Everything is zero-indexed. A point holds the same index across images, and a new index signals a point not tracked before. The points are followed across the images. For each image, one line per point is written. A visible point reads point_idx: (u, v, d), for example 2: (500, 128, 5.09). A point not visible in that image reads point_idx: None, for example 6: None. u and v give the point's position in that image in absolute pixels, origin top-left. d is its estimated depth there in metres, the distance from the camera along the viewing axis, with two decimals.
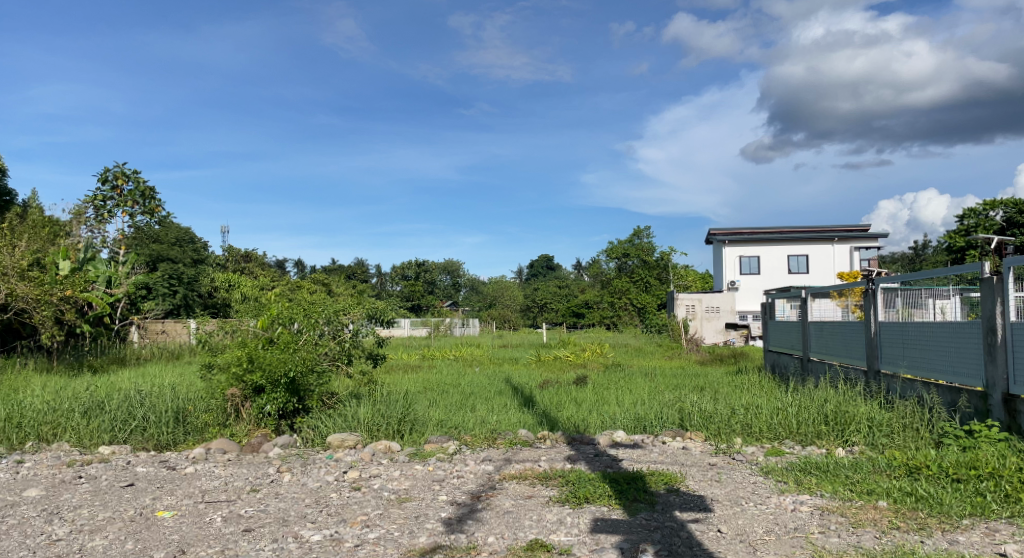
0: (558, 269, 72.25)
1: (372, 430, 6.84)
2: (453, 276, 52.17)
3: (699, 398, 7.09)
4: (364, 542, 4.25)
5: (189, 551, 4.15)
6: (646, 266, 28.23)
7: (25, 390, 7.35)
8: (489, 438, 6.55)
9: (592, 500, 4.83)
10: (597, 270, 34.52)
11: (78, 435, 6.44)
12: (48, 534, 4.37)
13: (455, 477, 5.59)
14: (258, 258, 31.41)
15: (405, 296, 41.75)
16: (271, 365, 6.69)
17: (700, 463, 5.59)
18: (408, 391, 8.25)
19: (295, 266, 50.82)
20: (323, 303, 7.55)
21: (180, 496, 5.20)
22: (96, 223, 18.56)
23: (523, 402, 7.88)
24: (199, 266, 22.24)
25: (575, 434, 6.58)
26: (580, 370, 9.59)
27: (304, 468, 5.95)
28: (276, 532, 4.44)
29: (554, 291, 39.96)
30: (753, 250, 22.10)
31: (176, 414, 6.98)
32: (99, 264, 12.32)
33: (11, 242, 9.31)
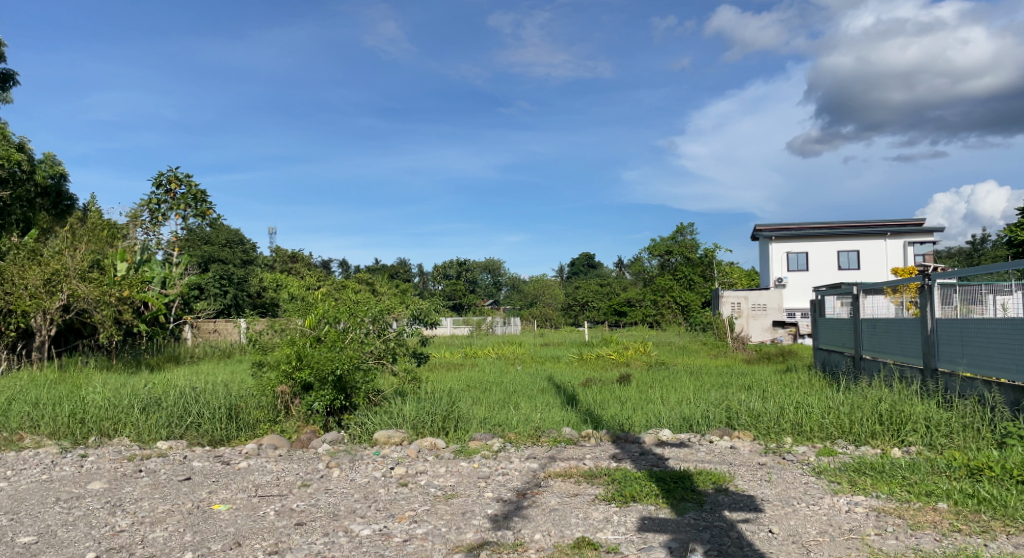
0: (599, 267, 71.77)
1: (418, 427, 6.92)
2: (495, 275, 52.34)
3: (748, 396, 6.99)
4: (412, 538, 4.32)
5: (244, 543, 4.27)
6: (690, 264, 27.84)
7: (87, 387, 7.64)
8: (533, 436, 6.56)
9: (638, 499, 4.80)
10: (638, 269, 34.21)
11: (138, 430, 6.66)
12: (111, 526, 4.55)
13: (501, 474, 5.63)
14: (305, 259, 32.07)
15: (446, 296, 42.03)
16: (319, 363, 6.86)
17: (749, 462, 5.51)
18: (452, 389, 8.31)
19: (338, 267, 51.63)
20: (369, 302, 7.67)
21: (235, 490, 5.35)
22: (152, 225, 19.21)
23: (566, 400, 7.87)
24: (248, 266, 22.81)
25: (620, 433, 6.55)
26: (624, 369, 9.52)
27: (352, 463, 6.06)
28: (327, 527, 4.54)
29: (595, 289, 39.63)
30: (799, 246, 21.63)
31: (229, 410, 7.18)
32: (154, 266, 12.74)
33: (73, 244, 9.69)
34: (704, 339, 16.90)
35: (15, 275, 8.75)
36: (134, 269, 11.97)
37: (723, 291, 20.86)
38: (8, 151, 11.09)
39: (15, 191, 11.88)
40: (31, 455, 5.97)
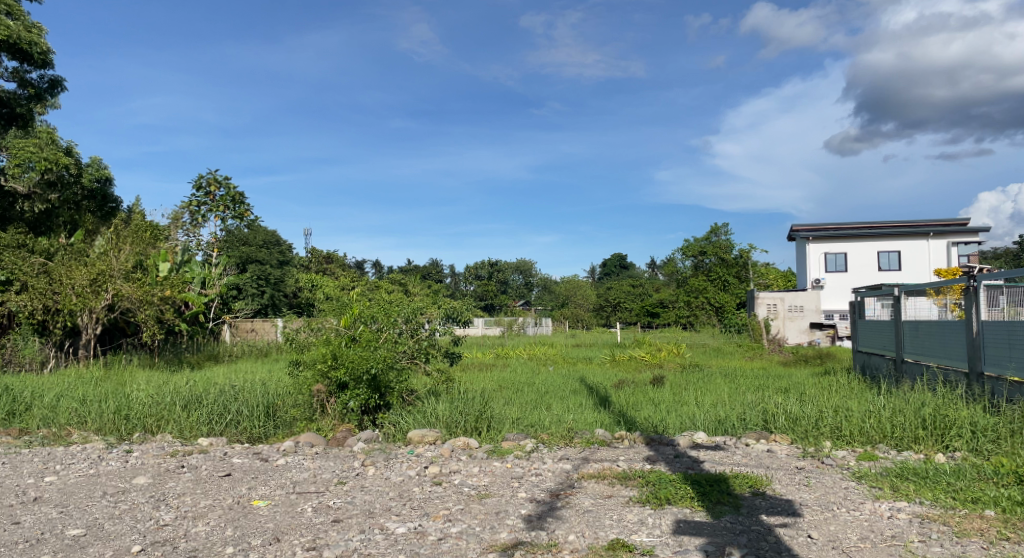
0: (631, 268, 71.31)
1: (451, 427, 6.97)
2: (526, 276, 52.33)
3: (785, 399, 6.90)
4: (446, 536, 4.35)
5: (283, 539, 4.35)
6: (724, 265, 27.50)
7: (131, 384, 7.86)
8: (566, 437, 6.56)
9: (673, 502, 4.77)
10: (671, 270, 33.90)
11: (180, 427, 6.82)
12: (156, 520, 4.67)
13: (534, 475, 5.64)
14: (339, 260, 32.48)
15: (478, 296, 42.23)
16: (353, 362, 6.95)
17: (787, 466, 5.43)
18: (484, 389, 8.35)
19: (372, 268, 52.21)
20: (402, 302, 7.73)
21: (273, 486, 5.45)
22: (192, 226, 19.65)
23: (598, 402, 7.85)
24: (285, 267, 23.21)
25: (654, 435, 6.50)
26: (657, 370, 9.45)
27: (387, 462, 6.13)
28: (363, 524, 4.59)
29: (627, 290, 39.33)
30: (837, 246, 21.21)
31: (267, 408, 7.33)
32: (194, 267, 13.04)
33: (119, 245, 9.94)
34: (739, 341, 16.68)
35: (62, 275, 9.03)
36: (175, 270, 12.26)
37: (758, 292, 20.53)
38: (56, 156, 11.51)
39: (63, 194, 12.18)
40: (79, 450, 6.14)
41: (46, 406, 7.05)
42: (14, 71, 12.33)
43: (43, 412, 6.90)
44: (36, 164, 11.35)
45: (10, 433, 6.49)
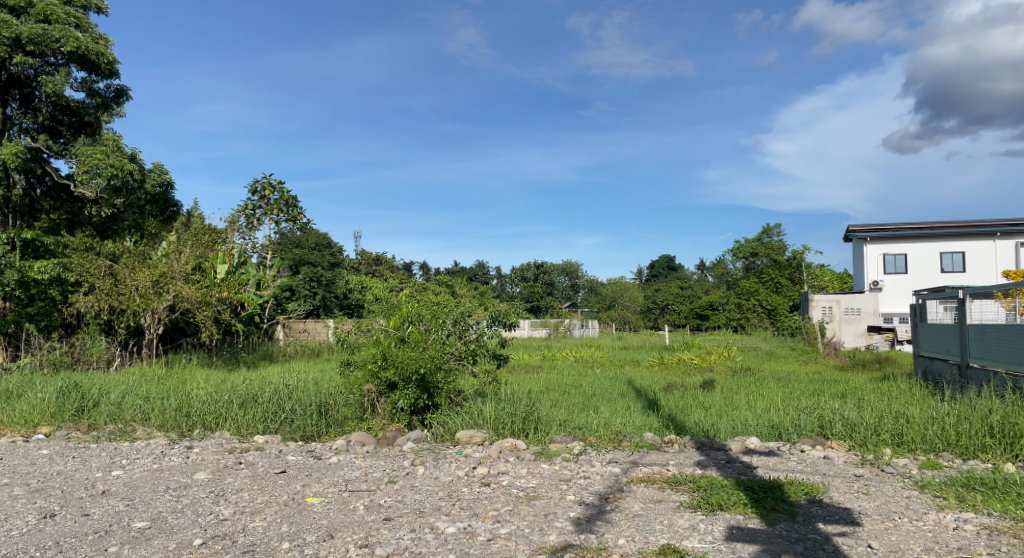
0: (679, 270, 70.28)
1: (498, 428, 7.01)
2: (572, 276, 52.11)
3: (841, 405, 6.72)
4: (496, 537, 4.38)
5: (337, 536, 4.44)
6: (777, 266, 26.91)
7: (191, 383, 8.13)
8: (614, 440, 6.51)
9: (726, 508, 4.69)
10: (721, 271, 33.30)
11: (237, 425, 7.03)
12: (215, 514, 4.82)
13: (582, 478, 5.61)
14: (387, 261, 32.95)
15: (524, 298, 42.35)
16: (403, 363, 7.05)
17: (845, 474, 5.27)
18: (531, 391, 8.36)
19: (420, 270, 52.91)
20: (450, 303, 7.82)
21: (327, 484, 5.58)
22: (247, 229, 20.20)
23: (647, 405, 7.76)
24: (335, 269, 23.71)
25: (704, 440, 6.40)
26: (708, 374, 9.30)
27: (436, 462, 6.20)
28: (414, 523, 4.65)
29: (676, 291, 38.82)
30: (897, 247, 20.50)
31: (318, 407, 7.53)
32: (250, 269, 13.43)
33: (181, 247, 10.28)
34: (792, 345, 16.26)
35: (127, 277, 9.42)
36: (232, 271, 12.63)
37: (813, 295, 19.98)
38: (122, 162, 12.05)
39: (128, 199, 12.60)
40: (143, 446, 6.39)
41: (112, 402, 7.34)
42: (83, 82, 12.89)
43: (109, 409, 7.19)
44: (102, 170, 11.92)
45: (80, 429, 6.78)
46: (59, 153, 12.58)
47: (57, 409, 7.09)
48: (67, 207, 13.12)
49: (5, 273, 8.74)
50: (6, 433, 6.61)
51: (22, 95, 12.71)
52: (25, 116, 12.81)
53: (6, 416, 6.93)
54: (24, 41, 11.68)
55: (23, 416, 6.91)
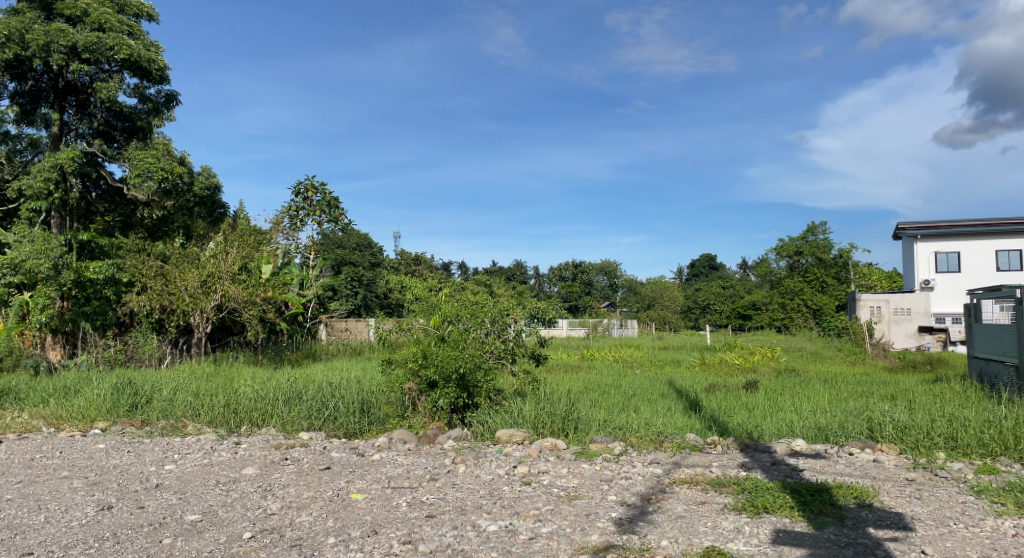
0: (720, 269, 69.19)
1: (538, 427, 7.02)
2: (611, 276, 51.65)
3: (890, 407, 6.54)
4: (537, 536, 4.39)
5: (380, 532, 4.50)
6: (822, 265, 26.33)
7: (239, 380, 8.34)
8: (655, 441, 6.46)
9: (771, 510, 4.61)
10: (764, 270, 32.71)
11: (283, 421, 7.19)
12: (263, 508, 4.94)
13: (624, 478, 5.58)
14: (427, 261, 33.34)
15: (563, 298, 42.30)
16: (443, 362, 7.10)
17: (896, 478, 5.14)
18: (571, 391, 8.34)
19: (458, 270, 53.16)
20: (488, 303, 7.83)
21: (370, 480, 5.65)
22: (291, 230, 20.60)
23: (688, 406, 7.68)
24: (375, 269, 24.30)
25: (748, 442, 6.30)
26: (751, 375, 9.16)
27: (477, 460, 6.23)
28: (456, 520, 4.69)
29: (717, 291, 38.25)
30: (949, 245, 19.88)
31: (361, 405, 7.66)
32: (294, 269, 13.70)
33: (227, 248, 10.51)
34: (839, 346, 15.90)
35: (176, 277, 9.71)
36: (276, 271, 12.89)
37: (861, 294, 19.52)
38: (171, 165, 12.40)
39: (177, 202, 12.93)
40: (194, 441, 6.57)
41: (164, 399, 7.57)
42: (135, 88, 13.29)
43: (162, 405, 7.41)
44: (153, 174, 12.30)
45: (134, 424, 7.01)
46: (113, 157, 13.00)
47: (112, 404, 7.34)
48: (120, 209, 13.64)
49: (62, 273, 9.09)
50: (66, 428, 6.88)
51: (78, 101, 13.21)
52: (81, 121, 13.34)
53: (64, 411, 7.20)
54: (80, 49, 12.12)
55: (81, 411, 7.18)
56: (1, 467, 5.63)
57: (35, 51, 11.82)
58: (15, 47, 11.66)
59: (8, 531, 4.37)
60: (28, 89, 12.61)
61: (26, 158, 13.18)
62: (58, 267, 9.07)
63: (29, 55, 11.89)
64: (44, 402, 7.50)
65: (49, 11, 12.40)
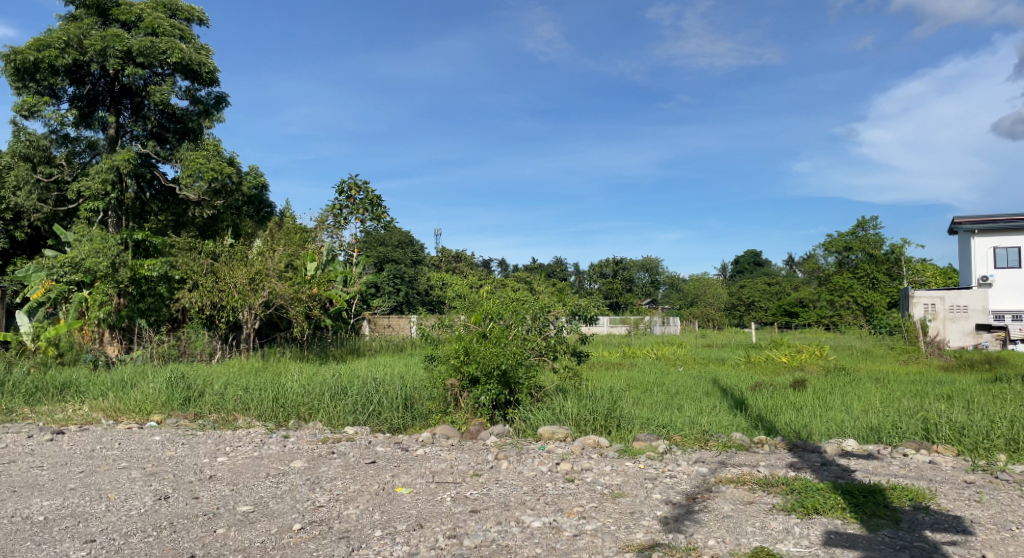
0: (765, 266, 67.84)
1: (580, 424, 6.99)
2: (653, 273, 51.15)
3: (947, 408, 6.34)
4: (582, 533, 4.37)
5: (426, 525, 4.55)
6: (873, 261, 25.93)
7: (286, 375, 8.53)
8: (700, 439, 6.37)
9: (822, 511, 4.50)
10: (812, 266, 32.07)
11: (329, 416, 7.32)
12: (312, 501, 5.04)
13: (668, 477, 5.52)
14: (468, 258, 33.57)
15: (604, 295, 42.13)
16: (484, 358, 7.13)
17: (953, 480, 4.98)
18: (613, 388, 8.30)
19: (498, 268, 53.32)
20: (529, 299, 7.80)
21: (414, 475, 5.72)
22: (334, 228, 20.95)
23: (734, 404, 7.57)
24: (417, 266, 24.71)
25: (797, 441, 6.17)
26: (799, 373, 8.97)
27: (519, 457, 6.25)
28: (500, 516, 4.71)
29: (763, 288, 37.57)
30: (1010, 239, 19.12)
31: (404, 401, 7.75)
32: (337, 266, 13.92)
33: (273, 245, 10.72)
34: (892, 344, 15.47)
35: (226, 274, 9.98)
36: (320, 269, 13.12)
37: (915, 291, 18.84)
38: (221, 165, 12.73)
39: (227, 201, 13.33)
40: (245, 434, 6.74)
41: (215, 393, 7.78)
42: (187, 90, 13.68)
43: (213, 399, 7.61)
44: (204, 174, 12.66)
45: (187, 417, 7.23)
46: (166, 158, 13.42)
47: (166, 398, 7.57)
48: (172, 209, 13.98)
49: (119, 271, 9.41)
50: (123, 420, 7.12)
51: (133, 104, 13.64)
52: (136, 123, 13.74)
53: (121, 404, 7.45)
54: (134, 53, 12.52)
55: (136, 405, 7.41)
56: (65, 456, 5.85)
57: (93, 56, 12.28)
58: (74, 53, 12.16)
59: (72, 518, 4.54)
60: (85, 93, 13.07)
61: (84, 159, 13.67)
62: (115, 264, 9.40)
63: (87, 60, 12.37)
64: (103, 395, 7.77)
65: (106, 17, 12.87)
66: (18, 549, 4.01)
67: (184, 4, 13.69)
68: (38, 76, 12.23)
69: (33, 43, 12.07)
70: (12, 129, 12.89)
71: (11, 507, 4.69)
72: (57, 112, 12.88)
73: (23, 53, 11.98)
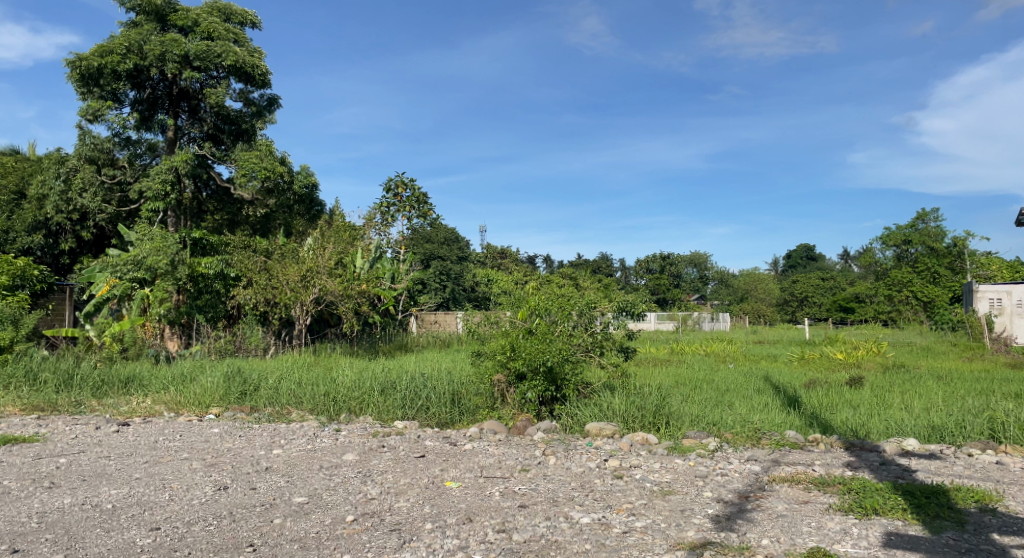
0: (818, 261, 65.96)
1: (628, 421, 6.93)
2: (701, 269, 50.38)
3: (1016, 407, 6.07)
4: (632, 530, 4.34)
5: (475, 519, 4.58)
6: (933, 255, 25.16)
7: (337, 369, 8.73)
8: (752, 437, 6.25)
9: (881, 513, 4.36)
10: (869, 260, 31.16)
11: (379, 410, 7.44)
12: (364, 493, 5.13)
13: (720, 475, 5.44)
14: (513, 255, 33.66)
15: (650, 290, 41.76)
16: (531, 355, 7.13)
17: (1023, 482, 4.77)
18: (661, 385, 8.21)
19: (543, 264, 53.34)
20: (575, 295, 7.74)
21: (463, 469, 5.77)
22: (382, 225, 21.25)
23: (787, 402, 7.41)
24: (463, 263, 25.03)
25: (854, 440, 6.01)
26: (855, 370, 8.72)
27: (567, 452, 6.24)
28: (549, 511, 4.71)
29: (817, 283, 36.65)
30: None
31: (452, 395, 7.83)
32: (386, 263, 14.15)
33: (323, 242, 10.93)
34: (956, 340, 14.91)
35: (278, 272, 10.24)
36: (368, 266, 13.34)
37: (981, 284, 18.02)
38: (273, 165, 13.08)
39: (279, 200, 13.61)
40: (298, 427, 6.91)
41: (270, 387, 7.99)
42: (240, 92, 14.05)
43: (268, 392, 7.82)
44: (257, 174, 13.01)
45: (243, 410, 7.45)
46: (221, 158, 13.85)
47: (224, 392, 7.82)
48: (227, 209, 14.49)
49: (178, 269, 9.75)
50: (184, 413, 7.38)
51: (190, 107, 14.10)
52: (193, 126, 14.21)
53: (182, 397, 7.72)
54: (191, 57, 12.94)
55: (196, 398, 7.67)
56: (131, 447, 6.10)
57: (152, 60, 12.74)
58: (134, 58, 12.63)
59: (138, 506, 4.72)
60: (145, 97, 13.50)
61: (145, 161, 14.28)
62: (174, 263, 9.75)
63: (147, 65, 12.82)
64: (164, 388, 8.07)
65: (164, 23, 13.33)
66: (89, 535, 4.19)
67: (238, 8, 14.08)
68: (102, 82, 12.68)
69: (97, 50, 12.56)
70: (78, 133, 13.46)
71: (81, 495, 4.91)
72: (119, 116, 13.38)
73: (87, 59, 12.44)
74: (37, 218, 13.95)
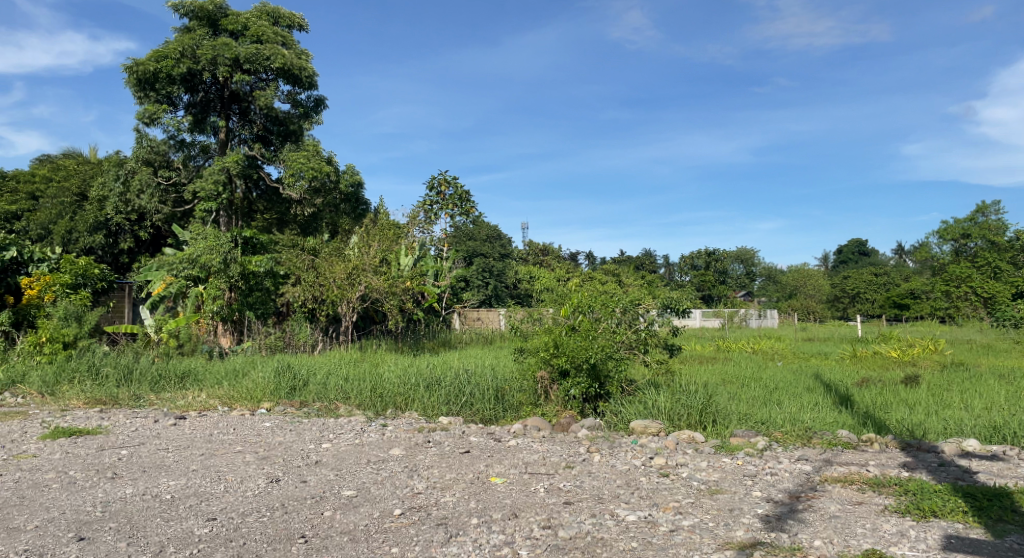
0: (870, 255, 64.01)
1: (674, 419, 6.86)
2: (747, 265, 49.45)
3: None
4: (679, 529, 4.30)
5: (521, 515, 4.60)
6: (995, 248, 24.91)
7: (384, 366, 8.85)
8: (802, 437, 6.11)
9: (940, 515, 4.22)
10: (924, 254, 30.13)
11: (424, 406, 7.51)
12: (411, 488, 5.19)
13: (769, 474, 5.33)
14: (555, 251, 33.66)
15: (695, 287, 41.29)
16: (574, 352, 7.12)
17: None
18: (707, 382, 8.10)
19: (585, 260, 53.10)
20: (619, 292, 7.68)
21: (508, 465, 5.79)
22: (425, 224, 21.42)
23: (838, 400, 7.23)
24: (505, 260, 25.10)
25: (910, 441, 5.83)
26: (911, 368, 8.45)
27: (612, 450, 6.20)
28: (595, 508, 4.70)
29: (870, 278, 35.58)
30: None
31: (496, 392, 7.86)
32: (429, 260, 14.29)
33: (368, 241, 11.10)
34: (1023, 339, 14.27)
35: (326, 270, 10.45)
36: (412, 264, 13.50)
37: None
38: (320, 165, 13.36)
39: (325, 199, 13.94)
40: (346, 422, 7.04)
41: (318, 382, 8.15)
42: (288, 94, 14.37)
43: (316, 388, 7.99)
44: (305, 173, 13.29)
45: (293, 405, 7.62)
46: (270, 159, 14.20)
47: (274, 387, 8.00)
48: (276, 208, 14.86)
49: (230, 267, 10.02)
50: (237, 407, 7.59)
51: (240, 109, 14.47)
52: (243, 127, 14.58)
53: (235, 392, 7.94)
54: (242, 60, 13.31)
55: (248, 393, 7.86)
56: (187, 440, 6.29)
57: (205, 64, 13.14)
58: (188, 62, 13.03)
59: (195, 497, 4.88)
60: (198, 100, 13.91)
61: (198, 163, 14.62)
62: (226, 261, 10.02)
63: (200, 68, 13.23)
64: (217, 383, 8.31)
65: (216, 27, 13.73)
66: (150, 524, 4.34)
67: (286, 11, 14.41)
68: (157, 86, 13.11)
69: (153, 55, 12.99)
70: (134, 137, 13.92)
71: (142, 486, 5.09)
72: (174, 118, 13.80)
73: (144, 64, 12.88)
74: (98, 219, 14.53)
